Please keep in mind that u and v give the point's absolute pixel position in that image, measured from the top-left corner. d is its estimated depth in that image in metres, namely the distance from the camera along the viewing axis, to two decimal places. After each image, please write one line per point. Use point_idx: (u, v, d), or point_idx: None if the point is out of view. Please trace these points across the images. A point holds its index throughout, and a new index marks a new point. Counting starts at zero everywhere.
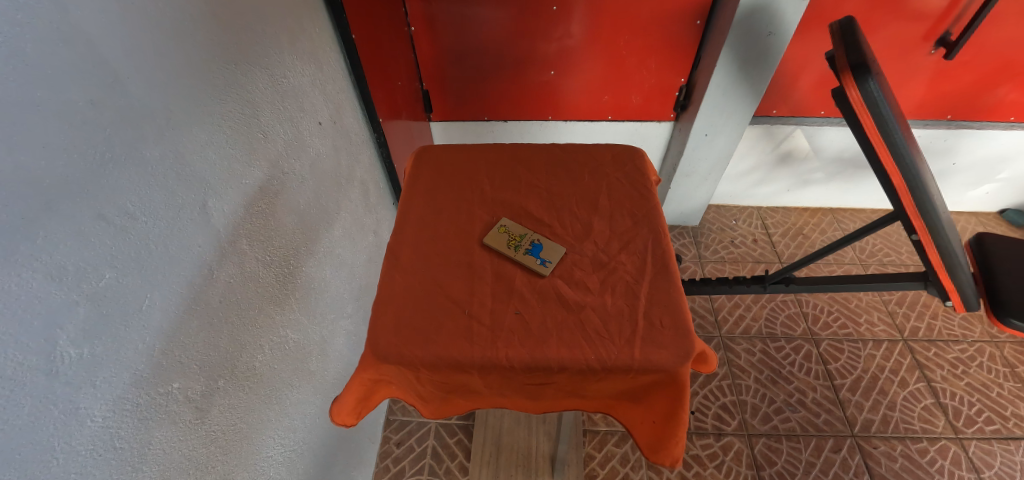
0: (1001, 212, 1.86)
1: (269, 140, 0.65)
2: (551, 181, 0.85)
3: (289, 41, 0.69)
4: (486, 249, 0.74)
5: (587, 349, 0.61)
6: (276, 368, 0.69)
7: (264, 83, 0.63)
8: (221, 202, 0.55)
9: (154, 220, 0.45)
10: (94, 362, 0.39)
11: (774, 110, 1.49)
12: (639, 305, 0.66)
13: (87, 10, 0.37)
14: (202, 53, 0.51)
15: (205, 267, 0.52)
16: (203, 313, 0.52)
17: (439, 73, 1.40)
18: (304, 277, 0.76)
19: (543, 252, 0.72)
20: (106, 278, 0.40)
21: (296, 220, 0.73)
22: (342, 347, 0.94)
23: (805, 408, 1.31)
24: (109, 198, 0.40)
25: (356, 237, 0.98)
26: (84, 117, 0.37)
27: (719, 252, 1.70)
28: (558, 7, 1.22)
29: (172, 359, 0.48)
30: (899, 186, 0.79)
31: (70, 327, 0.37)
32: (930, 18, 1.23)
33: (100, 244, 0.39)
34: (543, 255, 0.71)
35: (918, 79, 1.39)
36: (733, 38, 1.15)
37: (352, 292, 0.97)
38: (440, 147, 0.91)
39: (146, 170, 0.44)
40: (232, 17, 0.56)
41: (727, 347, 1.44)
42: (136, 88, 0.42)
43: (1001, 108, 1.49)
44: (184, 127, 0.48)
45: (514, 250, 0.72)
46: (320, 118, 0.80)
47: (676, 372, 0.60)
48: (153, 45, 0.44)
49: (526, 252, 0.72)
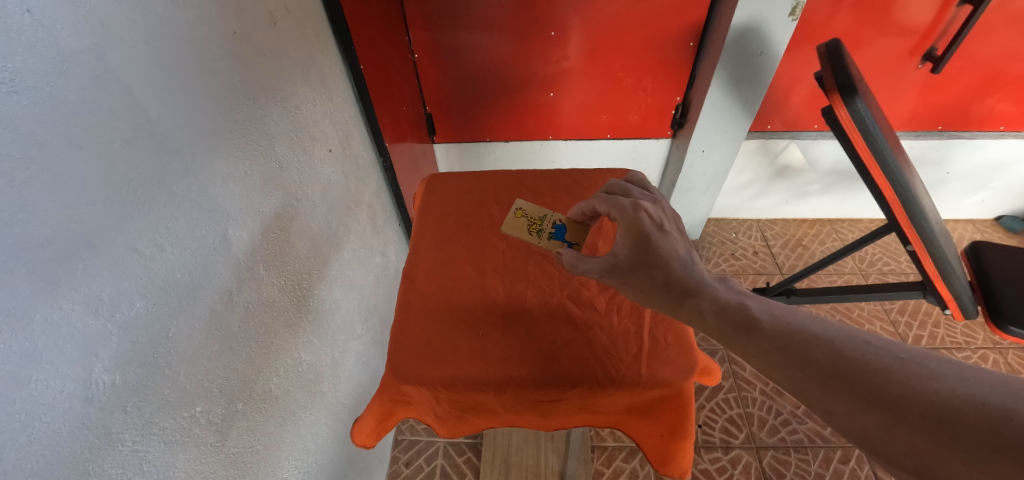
0: (998, 219, 1.90)
1: (284, 170, 0.68)
2: (555, 205, 0.87)
3: (301, 73, 0.73)
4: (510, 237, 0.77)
5: (596, 366, 0.63)
6: (291, 390, 0.70)
7: (280, 116, 0.67)
8: (240, 230, 0.57)
9: (180, 251, 0.47)
10: (124, 389, 0.41)
11: (769, 125, 1.52)
12: (644, 324, 0.67)
13: (121, 57, 0.40)
14: (225, 92, 0.54)
15: (225, 293, 0.54)
16: (223, 338, 0.54)
17: (441, 97, 1.44)
18: (316, 301, 0.77)
19: (569, 235, 0.74)
20: (137, 307, 0.42)
21: (308, 245, 0.75)
22: (352, 367, 0.95)
23: (812, 419, 1.31)
24: (141, 232, 0.42)
25: (365, 259, 1.01)
26: (117, 157, 0.40)
27: (720, 265, 1.72)
28: (556, 32, 1.27)
29: (195, 384, 0.49)
30: (892, 200, 0.82)
31: (104, 355, 0.39)
32: (915, 34, 1.27)
33: (132, 278, 0.41)
34: (568, 239, 0.73)
35: (906, 92, 1.43)
36: (725, 58, 1.19)
37: (362, 313, 0.99)
38: (449, 174, 0.94)
39: (173, 203, 0.46)
40: (251, 55, 0.59)
41: (732, 359, 1.44)
42: (165, 126, 0.45)
43: (992, 118, 1.51)
44: (207, 162, 0.51)
45: (539, 236, 0.74)
46: (331, 146, 0.83)
47: (680, 385, 0.62)
48: (180, 85, 0.47)
49: (551, 237, 0.74)
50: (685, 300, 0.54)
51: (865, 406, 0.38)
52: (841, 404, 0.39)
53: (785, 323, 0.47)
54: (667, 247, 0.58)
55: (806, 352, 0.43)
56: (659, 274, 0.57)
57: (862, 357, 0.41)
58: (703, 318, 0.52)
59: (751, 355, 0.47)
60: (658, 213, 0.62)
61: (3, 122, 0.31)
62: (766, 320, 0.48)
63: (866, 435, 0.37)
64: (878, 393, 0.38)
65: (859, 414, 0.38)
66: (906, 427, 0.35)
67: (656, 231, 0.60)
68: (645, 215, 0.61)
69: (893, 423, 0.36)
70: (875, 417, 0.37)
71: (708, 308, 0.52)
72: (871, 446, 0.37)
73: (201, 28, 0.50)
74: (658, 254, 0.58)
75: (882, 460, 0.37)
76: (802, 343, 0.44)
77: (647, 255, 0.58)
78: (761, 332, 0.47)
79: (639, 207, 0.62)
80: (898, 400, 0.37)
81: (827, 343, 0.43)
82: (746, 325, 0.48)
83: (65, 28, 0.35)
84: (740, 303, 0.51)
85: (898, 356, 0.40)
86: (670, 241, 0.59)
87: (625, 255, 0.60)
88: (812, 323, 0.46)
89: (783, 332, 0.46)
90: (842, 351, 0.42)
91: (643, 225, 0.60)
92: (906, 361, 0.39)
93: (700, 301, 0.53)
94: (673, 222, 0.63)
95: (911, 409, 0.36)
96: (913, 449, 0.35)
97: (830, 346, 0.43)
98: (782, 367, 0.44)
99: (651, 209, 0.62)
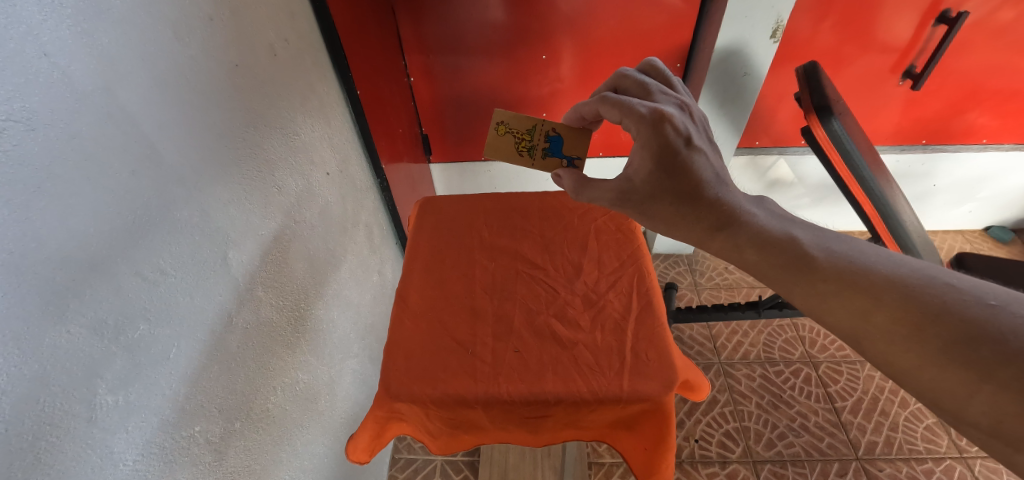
0: (986, 229, 1.94)
1: (283, 194, 0.71)
2: (543, 226, 0.90)
3: (300, 102, 0.76)
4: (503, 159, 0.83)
5: (580, 382, 0.65)
6: (288, 408, 0.72)
7: (279, 143, 0.69)
8: (240, 253, 0.59)
9: (182, 273, 0.49)
10: (126, 408, 0.42)
11: (757, 141, 1.57)
12: (626, 341, 0.70)
13: (131, 92, 0.42)
14: (227, 121, 0.57)
15: (225, 315, 0.56)
16: (222, 358, 0.56)
17: (437, 117, 1.48)
18: (313, 320, 0.79)
19: (565, 150, 0.81)
20: (141, 330, 0.44)
21: (306, 266, 0.77)
22: (349, 385, 0.96)
23: (808, 432, 1.31)
24: (145, 257, 0.44)
25: (362, 277, 1.02)
26: (126, 187, 0.42)
27: (714, 279, 1.74)
28: (547, 55, 1.31)
29: (194, 404, 0.51)
30: (873, 216, 0.84)
31: (108, 377, 0.40)
32: (896, 51, 1.31)
33: (136, 301, 0.43)
34: (566, 154, 0.81)
35: (890, 107, 1.47)
36: (711, 77, 1.23)
37: (358, 332, 1.00)
38: (443, 197, 0.96)
39: (176, 228, 0.48)
40: (251, 85, 0.62)
41: (727, 373, 1.45)
42: (170, 156, 0.47)
43: (975, 132, 1.55)
44: (209, 187, 0.53)
45: (534, 156, 0.81)
46: (328, 170, 0.86)
47: (661, 400, 0.64)
48: (185, 116, 0.49)
49: (547, 153, 0.81)
50: (721, 232, 0.56)
51: (940, 370, 0.38)
52: (914, 360, 0.40)
53: (844, 260, 0.47)
54: (688, 166, 0.60)
55: (877, 297, 0.43)
56: (685, 197, 0.59)
57: (943, 303, 0.40)
58: (744, 253, 0.54)
59: (805, 293, 0.48)
60: (681, 122, 0.62)
61: (18, 158, 0.33)
62: (822, 257, 0.49)
63: (946, 396, 0.38)
64: (963, 348, 0.38)
65: (933, 370, 0.39)
66: (992, 390, 0.36)
67: (678, 144, 0.60)
68: (668, 125, 0.60)
69: (976, 384, 0.36)
70: (954, 377, 0.38)
71: (749, 242, 0.54)
72: (950, 407, 0.38)
73: (205, 63, 0.53)
74: (681, 173, 0.60)
75: (954, 417, 0.38)
76: (872, 287, 0.44)
77: (668, 172, 0.60)
78: (818, 272, 0.48)
79: (662, 117, 0.61)
80: (991, 361, 0.36)
81: (899, 286, 0.43)
82: (801, 263, 0.49)
83: (79, 67, 0.37)
84: (788, 235, 0.52)
85: (990, 301, 0.39)
86: (691, 155, 0.60)
87: (642, 180, 0.62)
88: (880, 261, 0.46)
89: (841, 272, 0.46)
90: (920, 295, 0.41)
91: (667, 139, 0.60)
92: (999, 308, 0.38)
93: (738, 233, 0.55)
94: (696, 131, 0.63)
95: (1002, 370, 0.35)
96: (993, 412, 0.36)
97: (905, 290, 0.42)
98: (845, 309, 0.45)
99: (676, 119, 0.61)
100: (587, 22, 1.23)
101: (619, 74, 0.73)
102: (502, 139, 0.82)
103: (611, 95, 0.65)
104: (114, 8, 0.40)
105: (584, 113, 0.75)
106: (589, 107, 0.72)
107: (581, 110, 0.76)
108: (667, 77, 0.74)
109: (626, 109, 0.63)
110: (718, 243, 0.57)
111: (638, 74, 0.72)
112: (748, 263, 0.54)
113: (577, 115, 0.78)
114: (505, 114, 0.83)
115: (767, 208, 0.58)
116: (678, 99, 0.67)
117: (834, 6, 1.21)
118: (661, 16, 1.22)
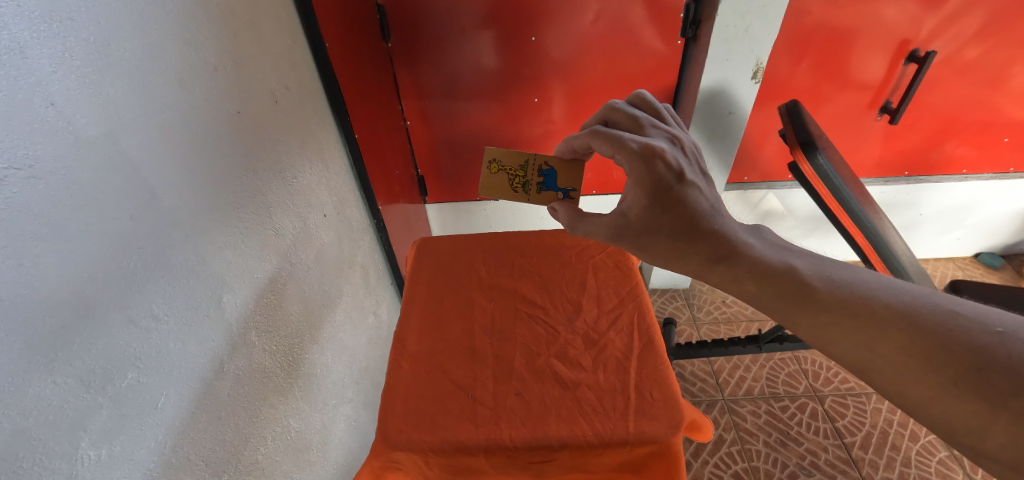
0: (976, 255, 1.97)
1: (280, 237, 0.71)
2: (542, 265, 0.90)
3: (299, 145, 0.77)
4: (500, 196, 0.85)
5: (584, 425, 0.63)
6: (279, 460, 0.68)
7: (277, 186, 0.70)
8: (235, 296, 0.59)
9: (175, 320, 0.48)
10: (109, 463, 0.40)
11: (746, 177, 1.61)
12: (629, 380, 0.68)
13: (133, 138, 0.43)
14: (226, 166, 0.58)
15: (217, 361, 0.55)
16: (211, 408, 0.54)
17: (433, 159, 1.51)
18: (307, 364, 0.77)
19: (560, 183, 0.83)
20: (129, 379, 0.42)
21: (300, 308, 0.75)
22: (343, 433, 0.93)
23: (820, 471, 1.27)
24: (139, 303, 0.43)
25: (356, 320, 1.00)
26: (123, 231, 0.42)
27: (713, 313, 1.73)
28: (539, 98, 1.36)
29: (181, 456, 0.49)
30: (866, 246, 0.86)
31: (92, 429, 0.39)
32: (871, 89, 1.37)
33: (127, 347, 0.42)
34: (561, 187, 0.83)
35: (870, 141, 1.52)
36: (697, 116, 1.28)
37: (352, 377, 0.97)
38: (440, 238, 0.96)
39: (171, 273, 0.48)
40: (252, 129, 0.63)
41: (732, 410, 1.42)
42: (169, 200, 0.47)
43: (956, 162, 1.60)
44: (207, 231, 0.53)
45: (528, 193, 0.83)
46: (325, 212, 0.87)
47: (668, 443, 0.62)
48: (184, 161, 0.50)
49: (542, 189, 0.83)
50: (719, 263, 0.56)
51: (957, 397, 0.38)
52: (926, 391, 0.40)
53: (848, 293, 0.47)
54: (685, 199, 0.61)
55: (881, 327, 0.43)
56: (683, 232, 0.60)
57: (948, 332, 0.40)
58: (744, 284, 0.54)
59: (807, 327, 0.48)
60: (673, 157, 0.63)
61: (18, 206, 0.33)
62: (822, 286, 0.49)
63: (960, 426, 0.38)
64: (973, 376, 0.37)
65: (945, 400, 0.38)
66: (1008, 420, 0.35)
67: (671, 180, 0.62)
68: (659, 161, 0.62)
69: (991, 415, 0.36)
70: (968, 410, 0.37)
71: (749, 274, 0.54)
72: (963, 438, 0.38)
73: (206, 110, 0.54)
74: (679, 206, 0.61)
75: (970, 450, 0.38)
76: (875, 317, 0.44)
77: (664, 208, 0.61)
78: (820, 302, 0.48)
79: (652, 153, 0.62)
80: (1005, 392, 0.36)
81: (904, 315, 0.43)
82: (800, 291, 0.49)
83: (83, 115, 0.38)
84: (787, 264, 0.52)
85: (996, 328, 0.39)
86: (685, 189, 0.61)
87: (637, 216, 0.63)
88: (881, 289, 0.46)
89: (846, 301, 0.46)
90: (925, 324, 0.41)
91: (659, 174, 0.61)
92: (1007, 335, 0.38)
93: (738, 264, 0.55)
94: (687, 166, 0.64)
95: (1014, 399, 0.35)
96: (1011, 441, 0.35)
97: (909, 318, 0.42)
98: (859, 337, 0.44)
99: (668, 155, 0.63)
100: (576, 66, 1.29)
101: (609, 107, 0.75)
102: (496, 176, 0.85)
103: (602, 129, 0.67)
104: (121, 61, 0.42)
105: (575, 146, 0.76)
106: (579, 140, 0.73)
107: (572, 144, 0.77)
108: (656, 109, 0.76)
109: (618, 145, 0.64)
110: (717, 275, 0.57)
111: (628, 108, 0.74)
112: (750, 294, 0.54)
113: (569, 149, 0.80)
114: (497, 152, 0.85)
115: (765, 238, 0.59)
116: (669, 132, 0.69)
117: (809, 48, 1.28)
118: (647, 59, 1.27)
